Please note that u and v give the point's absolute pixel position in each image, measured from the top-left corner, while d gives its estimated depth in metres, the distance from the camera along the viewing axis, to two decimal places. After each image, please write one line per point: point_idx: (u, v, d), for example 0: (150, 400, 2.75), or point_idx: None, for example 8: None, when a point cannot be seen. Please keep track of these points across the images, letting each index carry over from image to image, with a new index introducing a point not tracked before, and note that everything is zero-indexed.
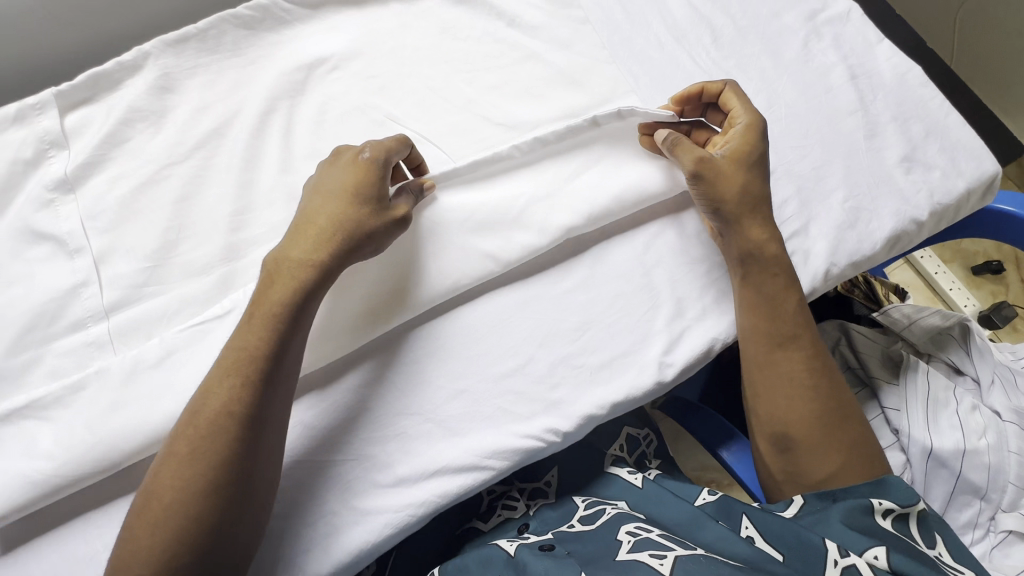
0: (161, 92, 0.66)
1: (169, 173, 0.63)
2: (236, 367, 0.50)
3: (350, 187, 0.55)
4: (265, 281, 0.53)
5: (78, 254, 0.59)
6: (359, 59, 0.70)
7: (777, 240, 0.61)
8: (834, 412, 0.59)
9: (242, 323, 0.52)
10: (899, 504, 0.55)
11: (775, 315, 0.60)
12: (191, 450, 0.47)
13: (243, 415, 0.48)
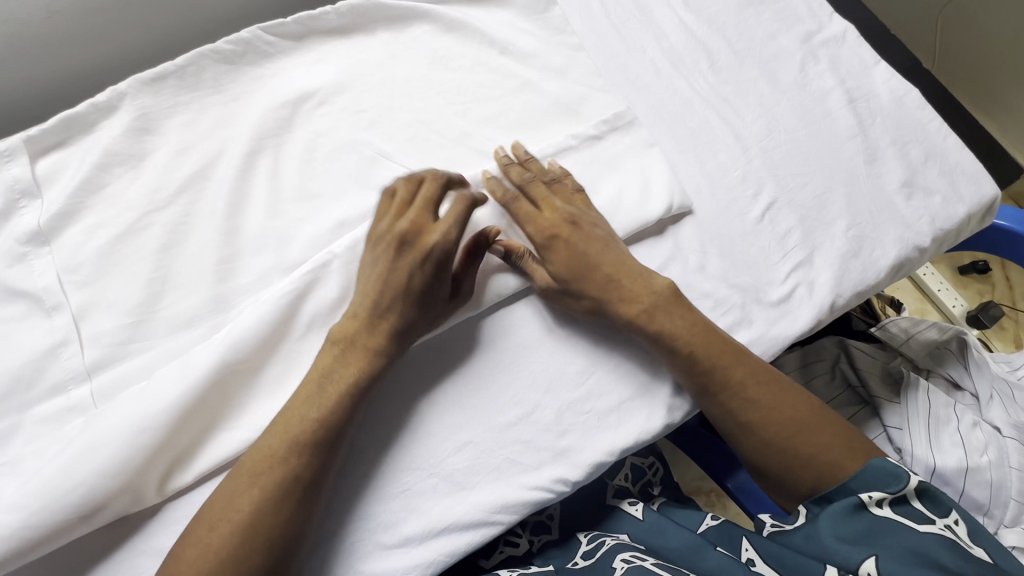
0: (139, 134, 0.63)
1: (150, 221, 0.60)
2: (287, 435, 0.50)
3: (415, 262, 0.56)
4: (340, 346, 0.54)
5: (57, 311, 0.56)
6: (347, 93, 0.67)
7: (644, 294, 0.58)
8: (792, 426, 0.54)
9: (312, 384, 0.52)
10: (887, 491, 0.52)
11: (689, 366, 0.56)
12: (244, 516, 0.47)
13: (308, 479, 0.49)
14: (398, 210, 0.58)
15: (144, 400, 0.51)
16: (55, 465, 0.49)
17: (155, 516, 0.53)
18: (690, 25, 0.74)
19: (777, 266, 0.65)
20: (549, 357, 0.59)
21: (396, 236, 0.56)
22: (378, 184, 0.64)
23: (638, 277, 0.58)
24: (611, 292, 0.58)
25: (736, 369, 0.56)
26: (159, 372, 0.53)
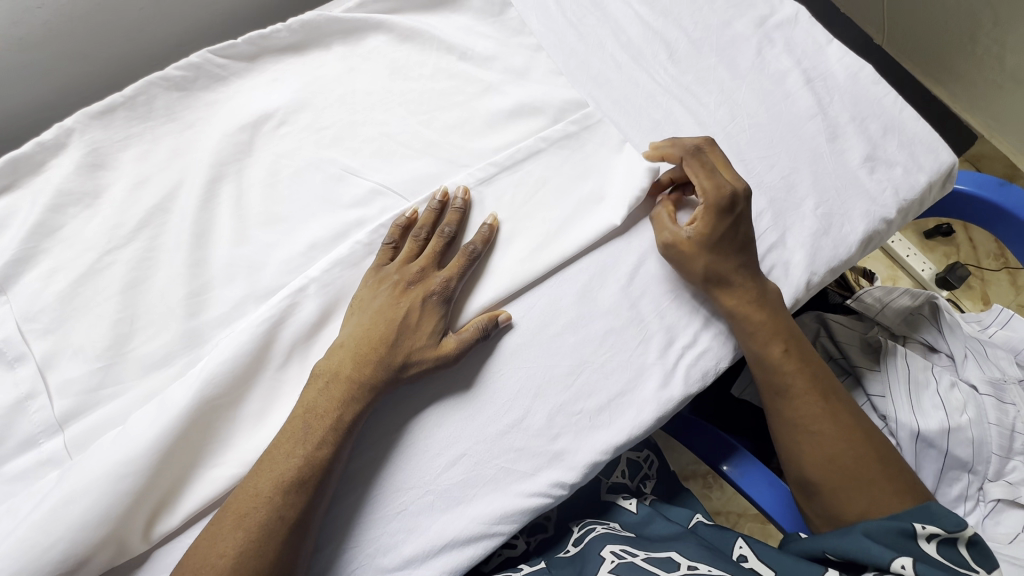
0: (92, 170, 0.61)
1: (112, 259, 0.58)
2: (270, 478, 0.49)
3: (415, 311, 0.56)
4: (327, 380, 0.53)
5: (20, 363, 0.54)
6: (306, 111, 0.66)
7: (757, 302, 0.60)
8: (852, 450, 0.58)
9: (299, 428, 0.51)
10: (945, 530, 0.53)
11: (775, 366, 0.61)
12: (228, 564, 0.46)
13: (292, 521, 0.48)
14: (396, 252, 0.59)
15: (117, 450, 0.49)
16: (28, 524, 0.47)
17: (144, 565, 0.51)
18: (645, 17, 0.75)
19: None
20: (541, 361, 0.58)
21: (401, 273, 0.57)
22: (346, 201, 0.63)
23: (745, 285, 0.60)
24: (744, 304, 0.60)
25: (812, 386, 0.60)
26: (135, 416, 0.51)
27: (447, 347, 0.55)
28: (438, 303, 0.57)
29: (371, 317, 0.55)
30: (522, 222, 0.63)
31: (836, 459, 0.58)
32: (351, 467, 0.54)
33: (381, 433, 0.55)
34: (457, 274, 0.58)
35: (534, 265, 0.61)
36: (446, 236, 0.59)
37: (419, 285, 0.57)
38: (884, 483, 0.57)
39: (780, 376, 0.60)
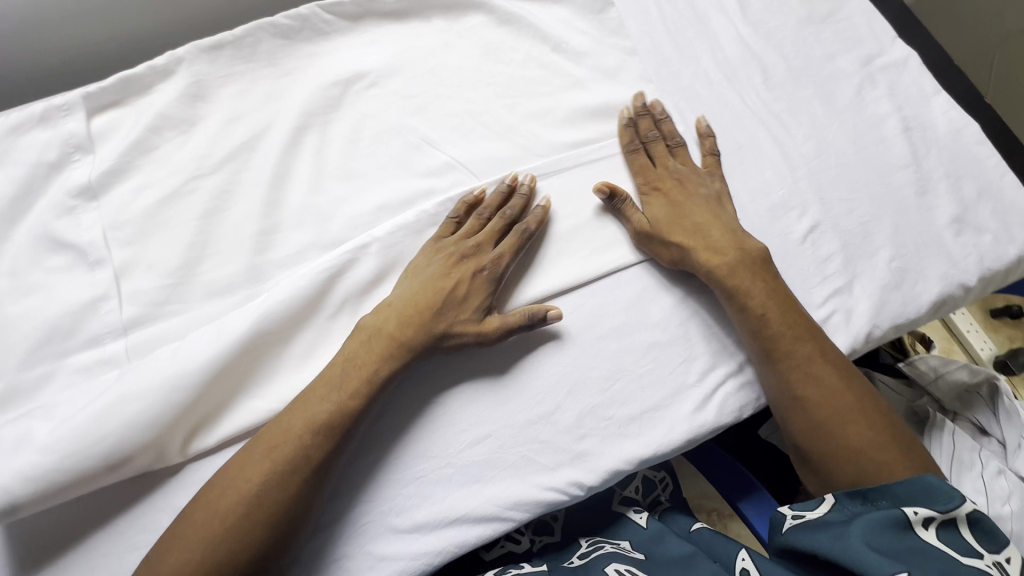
0: (193, 100, 0.64)
1: (196, 186, 0.61)
2: (303, 415, 0.51)
3: (466, 278, 0.57)
4: (365, 337, 0.55)
5: (99, 266, 0.58)
6: (397, 78, 0.67)
7: (658, 211, 0.62)
8: (847, 412, 0.54)
9: (333, 374, 0.53)
10: (937, 511, 0.47)
11: (735, 305, 0.58)
12: (253, 490, 0.48)
13: (315, 464, 0.50)
14: (653, 149, 0.66)
15: (173, 363, 0.52)
16: (83, 415, 0.49)
17: (174, 477, 0.53)
18: (747, 37, 0.73)
19: (815, 289, 0.63)
20: (684, 247, 0.60)
21: (642, 164, 0.65)
22: (420, 169, 0.64)
23: (667, 206, 0.62)
24: (696, 241, 0.60)
25: (805, 343, 0.57)
26: (195, 333, 0.54)
27: (650, 232, 0.61)
28: (480, 269, 0.57)
29: (426, 276, 0.57)
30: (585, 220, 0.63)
31: (832, 421, 0.54)
32: (379, 424, 0.56)
33: (412, 400, 0.56)
34: (637, 159, 0.65)
35: (591, 266, 0.61)
36: (680, 147, 0.65)
37: (653, 178, 0.64)
38: (890, 439, 0.54)
39: (768, 330, 0.57)
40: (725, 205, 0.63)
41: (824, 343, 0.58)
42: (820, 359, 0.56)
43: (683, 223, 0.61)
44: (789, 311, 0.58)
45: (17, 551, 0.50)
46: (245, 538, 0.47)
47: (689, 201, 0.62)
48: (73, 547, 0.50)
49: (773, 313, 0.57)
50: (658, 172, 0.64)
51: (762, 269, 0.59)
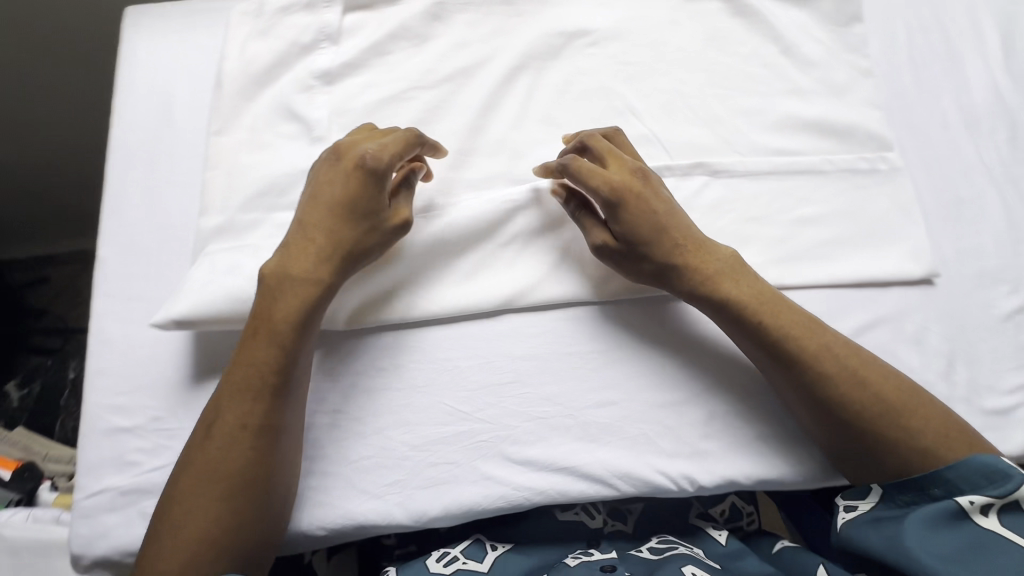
0: (432, 19, 0.69)
1: (414, 96, 0.66)
2: (235, 384, 0.50)
3: (343, 205, 0.54)
4: (268, 295, 0.52)
5: (318, 142, 0.64)
6: (618, 42, 0.68)
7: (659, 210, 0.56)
8: (882, 404, 0.50)
9: (247, 339, 0.51)
10: (992, 495, 0.45)
11: (735, 317, 0.54)
12: (213, 464, 0.48)
13: (265, 429, 0.50)
14: (597, 148, 0.59)
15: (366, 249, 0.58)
16: None
17: (333, 342, 0.59)
18: (1001, 89, 0.66)
19: (1005, 373, 0.58)
20: (659, 267, 0.56)
21: (581, 167, 0.57)
22: None
23: (643, 219, 0.56)
24: (676, 262, 0.55)
25: (808, 339, 0.52)
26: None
27: (618, 245, 0.56)
28: (378, 230, 0.55)
29: (308, 217, 0.54)
30: (768, 228, 0.61)
31: (862, 418, 0.50)
32: (517, 353, 0.59)
33: (552, 343, 0.59)
34: (580, 166, 0.57)
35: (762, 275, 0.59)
36: (623, 146, 0.61)
37: (612, 179, 0.56)
38: (921, 409, 0.50)
39: (765, 332, 0.53)
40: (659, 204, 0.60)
41: (820, 327, 0.54)
42: (828, 353, 0.52)
43: (654, 229, 0.56)
44: (774, 311, 0.53)
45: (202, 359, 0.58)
46: (228, 518, 0.47)
47: (655, 208, 0.56)
48: None
49: (762, 306, 0.54)
50: (620, 175, 0.57)
51: (737, 267, 0.56)
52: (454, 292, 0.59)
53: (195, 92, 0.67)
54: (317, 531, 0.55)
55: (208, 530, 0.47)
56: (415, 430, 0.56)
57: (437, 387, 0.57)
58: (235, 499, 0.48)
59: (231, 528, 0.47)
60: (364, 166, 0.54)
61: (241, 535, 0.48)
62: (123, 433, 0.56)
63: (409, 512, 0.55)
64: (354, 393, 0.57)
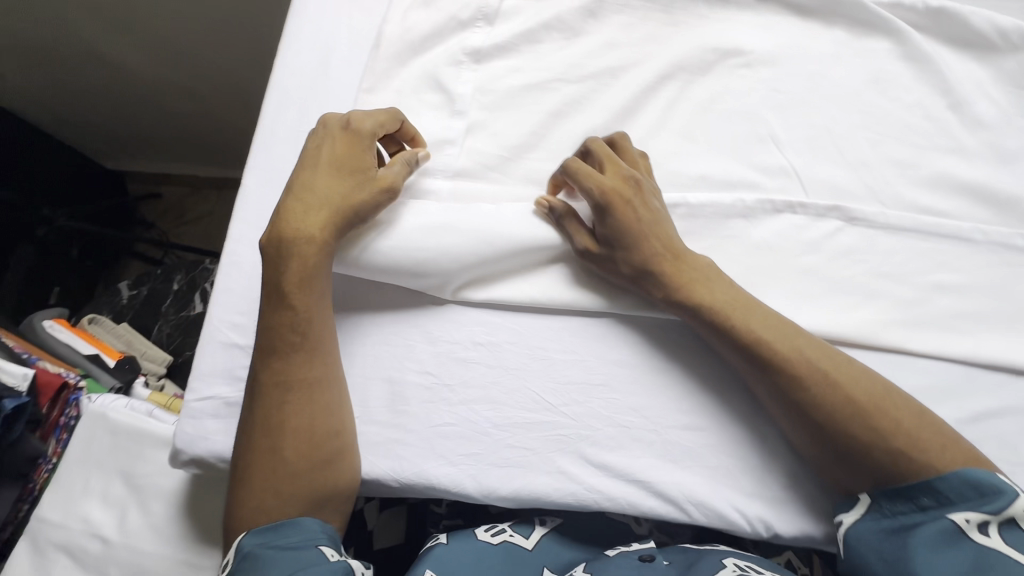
0: (587, 15, 0.69)
1: (556, 87, 0.67)
2: (269, 347, 0.54)
3: (338, 166, 0.57)
4: (272, 260, 0.55)
5: (458, 116, 0.66)
6: (773, 69, 0.66)
7: (649, 226, 0.56)
8: (854, 401, 0.48)
9: (268, 307, 0.55)
10: (987, 511, 0.42)
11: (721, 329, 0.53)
12: (272, 418, 0.53)
13: (296, 381, 0.54)
14: (599, 154, 0.59)
15: (480, 239, 0.58)
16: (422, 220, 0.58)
17: (437, 309, 0.61)
18: None
19: None
20: (660, 276, 0.55)
21: (577, 166, 0.57)
22: (754, 162, 0.64)
23: (638, 234, 0.55)
24: (670, 271, 0.55)
25: (784, 341, 0.51)
26: (507, 227, 0.59)
27: (603, 250, 0.57)
28: (355, 178, 0.56)
29: (299, 180, 0.57)
30: (899, 288, 0.58)
31: (834, 423, 0.48)
32: (613, 356, 0.59)
33: (648, 355, 0.59)
34: (577, 169, 0.57)
35: (886, 334, 0.56)
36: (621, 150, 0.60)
37: (608, 184, 0.56)
38: (904, 414, 0.48)
39: (743, 338, 0.52)
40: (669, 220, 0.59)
41: (797, 331, 0.52)
42: (798, 362, 0.50)
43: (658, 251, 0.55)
44: (765, 328, 0.52)
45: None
46: (283, 467, 0.52)
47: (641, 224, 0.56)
48: (355, 318, 0.61)
49: (739, 313, 0.53)
50: (612, 181, 0.56)
51: (715, 277, 0.55)
52: (535, 286, 0.60)
53: (353, 50, 0.71)
54: (390, 481, 0.57)
55: (269, 477, 0.52)
56: (500, 409, 0.58)
57: (528, 373, 0.58)
58: (281, 448, 0.52)
59: (291, 476, 0.52)
60: (356, 130, 0.58)
61: (301, 483, 0.52)
62: (238, 349, 0.61)
63: (480, 487, 0.56)
64: (449, 361, 0.59)
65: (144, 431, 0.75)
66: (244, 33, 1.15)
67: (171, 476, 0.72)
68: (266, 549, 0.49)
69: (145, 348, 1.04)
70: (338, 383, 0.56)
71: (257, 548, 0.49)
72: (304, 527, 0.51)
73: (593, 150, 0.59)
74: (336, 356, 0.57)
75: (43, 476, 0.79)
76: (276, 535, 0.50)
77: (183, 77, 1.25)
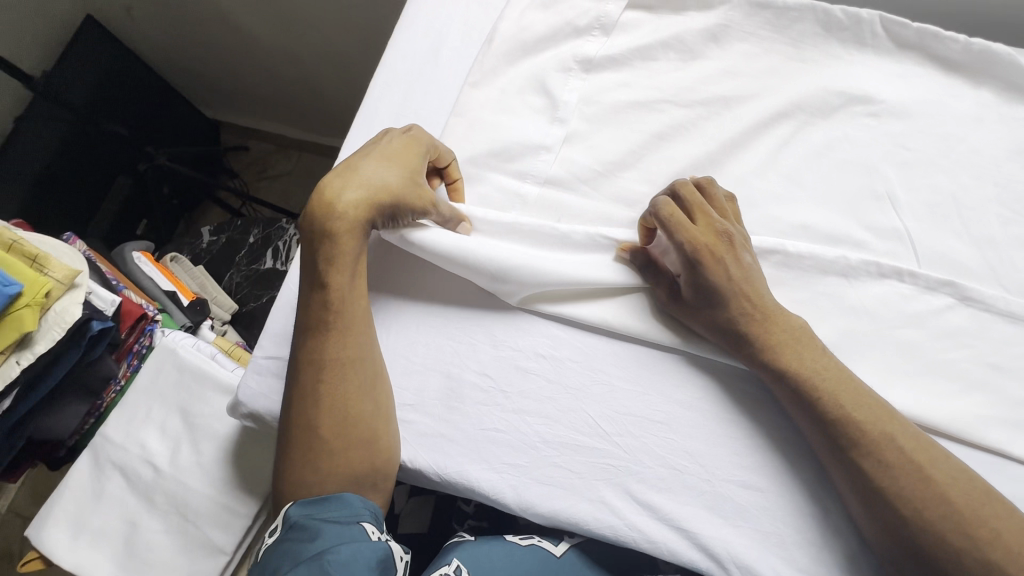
0: (709, 39, 0.66)
1: (663, 109, 0.65)
2: (308, 328, 0.55)
3: (394, 159, 0.56)
4: (315, 243, 0.55)
5: (558, 123, 0.65)
6: (903, 123, 0.62)
7: (741, 283, 0.53)
8: (943, 503, 0.45)
9: (308, 291, 0.56)
10: None
11: (807, 398, 0.50)
12: (308, 396, 0.54)
13: (327, 360, 0.54)
14: (690, 201, 0.55)
15: (569, 263, 0.58)
16: (510, 225, 0.60)
17: (506, 312, 0.61)
18: None
19: None
20: (747, 333, 0.52)
21: (673, 213, 0.53)
22: (864, 219, 0.60)
23: (726, 290, 0.53)
24: (757, 330, 0.52)
25: (874, 424, 0.48)
26: (573, 241, 0.59)
27: (691, 304, 0.55)
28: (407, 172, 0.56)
29: (350, 165, 0.56)
30: (1006, 382, 0.53)
31: (919, 520, 0.45)
32: (676, 398, 0.56)
33: (714, 404, 0.56)
34: (671, 215, 0.53)
35: (982, 429, 0.52)
36: (711, 198, 0.56)
37: (699, 237, 0.53)
38: (1004, 524, 0.45)
39: (830, 412, 0.49)
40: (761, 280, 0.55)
41: (891, 413, 0.49)
42: (888, 448, 0.47)
43: (744, 310, 0.52)
44: (857, 408, 0.48)
45: (392, 281, 0.63)
46: (318, 444, 0.54)
47: (705, 276, 0.53)
48: (424, 306, 0.62)
49: (829, 385, 0.49)
50: (703, 233, 0.53)
51: (806, 342, 0.52)
52: (611, 309, 0.58)
53: (464, 42, 0.71)
54: (432, 474, 0.57)
55: (305, 452, 0.54)
56: (552, 426, 0.57)
57: (586, 395, 0.57)
58: (318, 427, 0.54)
59: (329, 454, 0.53)
60: (415, 137, 0.59)
61: (338, 462, 0.53)
62: None
63: (519, 499, 0.55)
64: (508, 367, 0.59)
65: (205, 374, 0.78)
66: (358, 17, 1.18)
67: (224, 422, 0.75)
68: (313, 521, 0.50)
69: (216, 292, 1.09)
70: (373, 364, 0.56)
71: (305, 519, 0.51)
72: (346, 502, 0.52)
73: (682, 194, 0.55)
74: (369, 334, 0.57)
75: (110, 396, 0.86)
76: (322, 509, 0.51)
77: (298, 48, 1.31)
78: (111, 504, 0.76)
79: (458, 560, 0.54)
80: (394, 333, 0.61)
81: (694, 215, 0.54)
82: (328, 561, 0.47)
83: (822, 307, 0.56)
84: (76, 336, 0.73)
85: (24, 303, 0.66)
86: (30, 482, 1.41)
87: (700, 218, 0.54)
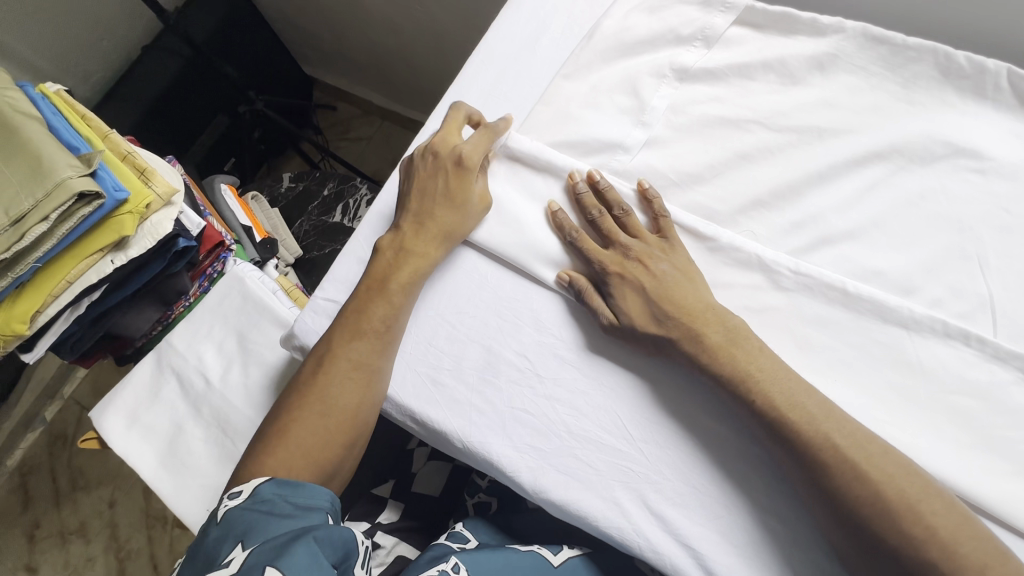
0: (814, 67, 0.64)
1: (751, 129, 0.64)
2: (358, 329, 0.59)
3: (452, 197, 0.62)
4: (396, 258, 0.61)
5: (641, 127, 0.66)
6: (1012, 185, 0.57)
7: (654, 293, 0.55)
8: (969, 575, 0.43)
9: (371, 296, 0.60)
10: None
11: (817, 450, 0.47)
12: (333, 387, 0.57)
13: (360, 362, 0.58)
14: (604, 226, 0.59)
15: None
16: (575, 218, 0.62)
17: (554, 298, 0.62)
18: None
19: None
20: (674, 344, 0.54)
21: (586, 246, 0.59)
22: (944, 275, 0.57)
23: (638, 297, 0.56)
24: (689, 341, 0.53)
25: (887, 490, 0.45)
26: None
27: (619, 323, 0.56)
28: (463, 204, 0.62)
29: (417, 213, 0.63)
30: None
31: None
32: (677, 455, 0.55)
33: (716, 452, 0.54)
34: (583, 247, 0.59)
35: None
36: (629, 223, 0.59)
37: (608, 263, 0.58)
38: None
39: (856, 473, 0.46)
40: (696, 278, 0.56)
41: (919, 475, 0.46)
42: (916, 522, 0.44)
43: (665, 321, 0.54)
44: (878, 472, 0.45)
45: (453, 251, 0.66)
46: (316, 433, 0.55)
47: (626, 294, 0.56)
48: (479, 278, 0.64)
49: (856, 448, 0.46)
50: (615, 256, 0.58)
51: (742, 342, 0.52)
52: None
53: (564, 34, 0.72)
54: (456, 442, 0.59)
55: (297, 439, 0.55)
56: (578, 418, 0.58)
57: (619, 396, 0.58)
58: (321, 417, 0.56)
59: (317, 444, 0.55)
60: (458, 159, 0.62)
61: (316, 456, 0.55)
62: None
63: (533, 482, 0.57)
64: (548, 354, 0.60)
65: (265, 305, 0.84)
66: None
67: (274, 351, 0.80)
68: (286, 503, 0.51)
69: (286, 235, 1.16)
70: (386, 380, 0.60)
71: (277, 499, 0.51)
72: (317, 501, 0.52)
73: (599, 225, 0.60)
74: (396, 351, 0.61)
75: (178, 309, 0.95)
76: (293, 493, 0.51)
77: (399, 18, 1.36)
78: (164, 405, 0.83)
79: (457, 558, 0.56)
80: (449, 302, 0.64)
81: (611, 241, 0.59)
82: (313, 539, 0.47)
83: (880, 356, 0.55)
84: (164, 248, 0.80)
85: (127, 210, 0.73)
86: (94, 377, 1.55)
87: (615, 247, 0.58)
